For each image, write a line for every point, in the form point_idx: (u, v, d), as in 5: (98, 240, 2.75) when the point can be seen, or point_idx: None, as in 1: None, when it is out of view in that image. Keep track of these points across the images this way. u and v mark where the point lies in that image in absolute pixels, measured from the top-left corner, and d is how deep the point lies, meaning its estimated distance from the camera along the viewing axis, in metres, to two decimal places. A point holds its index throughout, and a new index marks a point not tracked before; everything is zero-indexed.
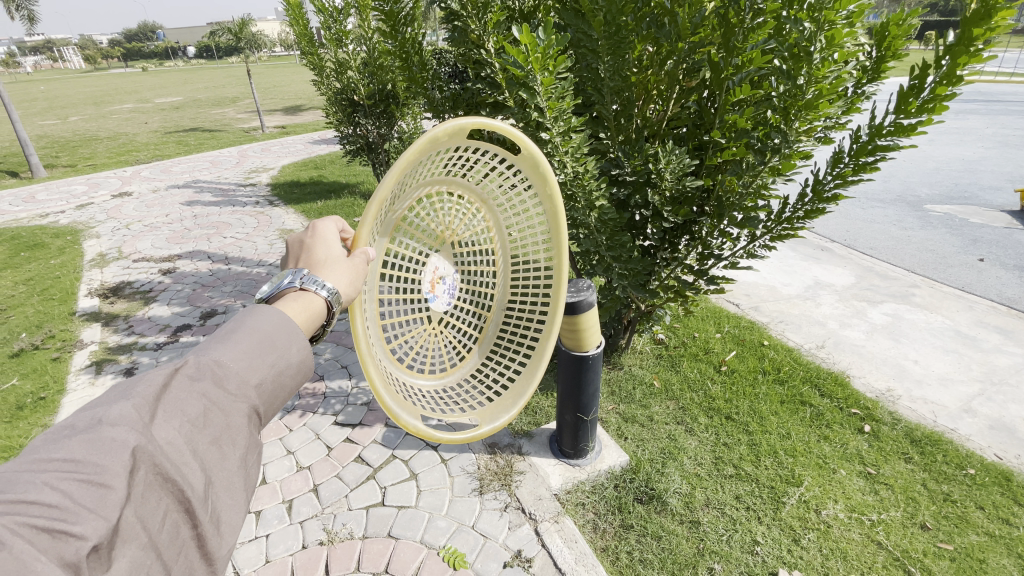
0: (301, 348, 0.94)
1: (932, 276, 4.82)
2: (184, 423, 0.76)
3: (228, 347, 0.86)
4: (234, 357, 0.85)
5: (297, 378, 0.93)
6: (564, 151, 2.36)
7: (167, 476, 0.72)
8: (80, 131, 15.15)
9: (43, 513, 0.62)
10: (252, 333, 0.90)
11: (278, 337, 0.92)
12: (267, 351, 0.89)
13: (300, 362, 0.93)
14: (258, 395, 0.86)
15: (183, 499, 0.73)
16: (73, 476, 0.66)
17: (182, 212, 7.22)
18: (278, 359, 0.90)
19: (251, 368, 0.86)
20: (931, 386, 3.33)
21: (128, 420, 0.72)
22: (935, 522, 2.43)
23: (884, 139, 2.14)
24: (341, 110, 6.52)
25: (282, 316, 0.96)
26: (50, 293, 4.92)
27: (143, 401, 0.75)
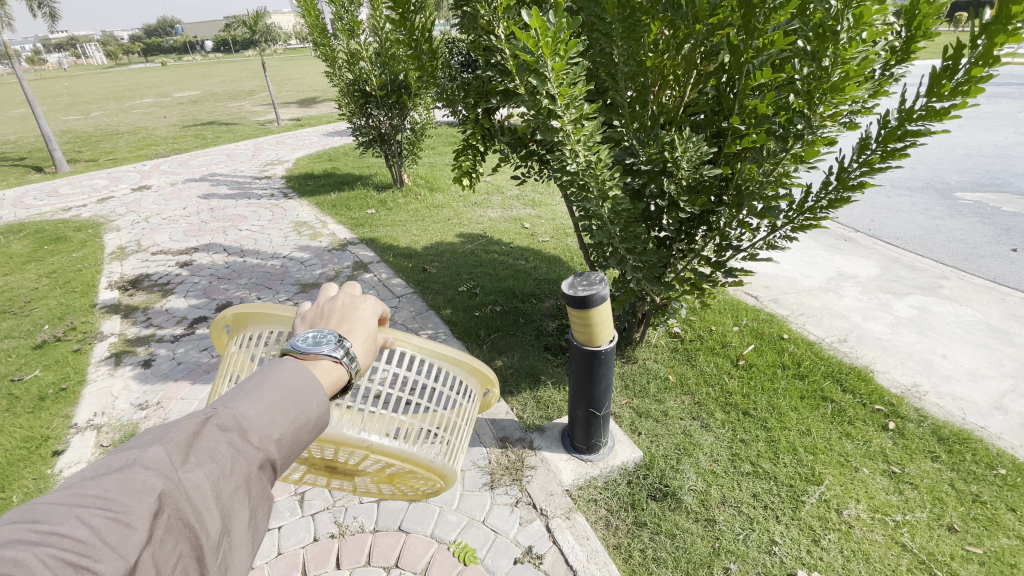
0: (320, 405, 1.00)
1: (961, 267, 4.63)
2: (206, 473, 0.81)
3: (256, 400, 0.92)
4: (260, 409, 0.91)
5: (315, 435, 0.99)
6: (576, 139, 2.30)
7: (186, 520, 0.77)
8: (100, 126, 15.42)
9: (71, 547, 0.67)
10: (277, 390, 0.96)
11: (302, 393, 0.98)
12: (290, 407, 0.95)
13: (316, 420, 0.99)
14: (277, 450, 0.91)
15: (198, 545, 0.77)
16: (105, 513, 0.71)
17: (199, 205, 7.30)
18: (297, 416, 0.95)
19: (275, 423, 0.91)
20: (960, 382, 3.20)
21: (158, 465, 0.78)
22: (963, 524, 2.33)
23: (915, 124, 2.03)
24: (353, 102, 6.42)
25: (308, 372, 1.02)
26: (71, 286, 5.02)
27: (174, 447, 0.81)
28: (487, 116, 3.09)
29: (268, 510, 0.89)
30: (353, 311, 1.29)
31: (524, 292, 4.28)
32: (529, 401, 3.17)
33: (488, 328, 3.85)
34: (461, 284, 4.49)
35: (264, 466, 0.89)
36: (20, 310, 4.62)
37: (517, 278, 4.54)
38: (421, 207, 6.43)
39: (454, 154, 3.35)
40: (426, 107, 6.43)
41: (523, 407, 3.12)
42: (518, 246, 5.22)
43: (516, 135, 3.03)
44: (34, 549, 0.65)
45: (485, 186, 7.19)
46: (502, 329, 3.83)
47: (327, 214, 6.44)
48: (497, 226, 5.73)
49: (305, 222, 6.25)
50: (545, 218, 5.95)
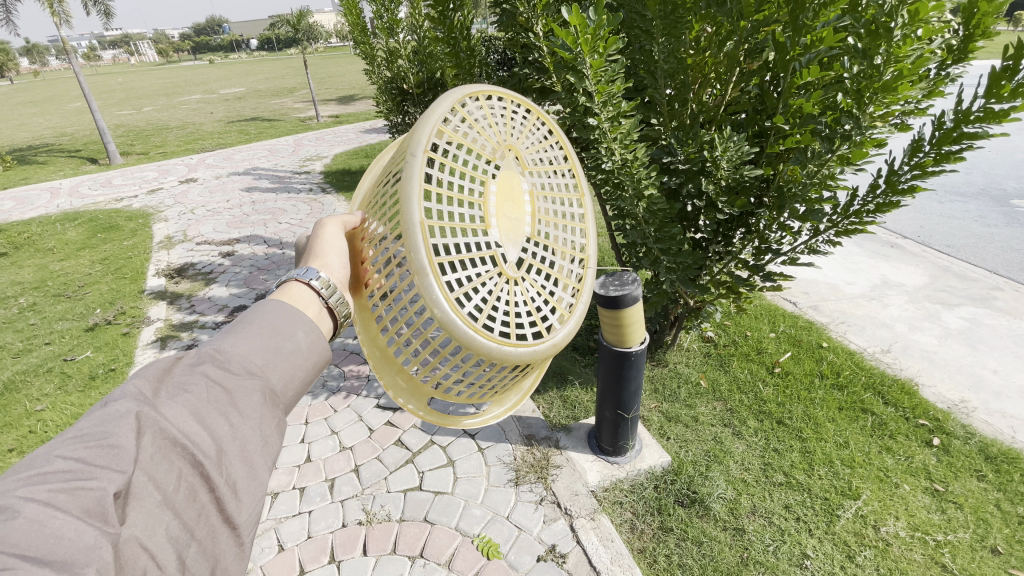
0: (305, 333, 1.03)
1: (1018, 278, 4.38)
2: (185, 399, 0.82)
3: (231, 335, 0.95)
4: (237, 342, 0.93)
5: (307, 359, 1.01)
6: (613, 137, 2.29)
7: (174, 441, 0.78)
8: (152, 121, 16.15)
9: (54, 479, 0.69)
10: (251, 327, 0.98)
11: (279, 324, 1.02)
12: (270, 337, 0.98)
13: (305, 348, 1.01)
14: (265, 373, 0.92)
15: (195, 462, 0.78)
16: (84, 443, 0.72)
17: (242, 198, 7.56)
18: (281, 343, 0.98)
19: (254, 350, 0.94)
20: (1013, 399, 3.03)
21: (131, 396, 0.79)
22: (1008, 546, 2.21)
23: (971, 126, 1.93)
24: (390, 100, 6.52)
25: (281, 308, 1.05)
26: (122, 272, 5.29)
27: (145, 381, 0.82)
28: None
29: (271, 432, 0.89)
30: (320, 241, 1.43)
31: None
32: (556, 399, 3.16)
33: None
34: None
35: (257, 389, 0.90)
36: (75, 295, 4.89)
37: None
38: None
39: None
40: None
41: (550, 405, 3.12)
42: None
43: None
44: (19, 485, 0.67)
45: None
46: None
47: None
48: None
49: None
50: None
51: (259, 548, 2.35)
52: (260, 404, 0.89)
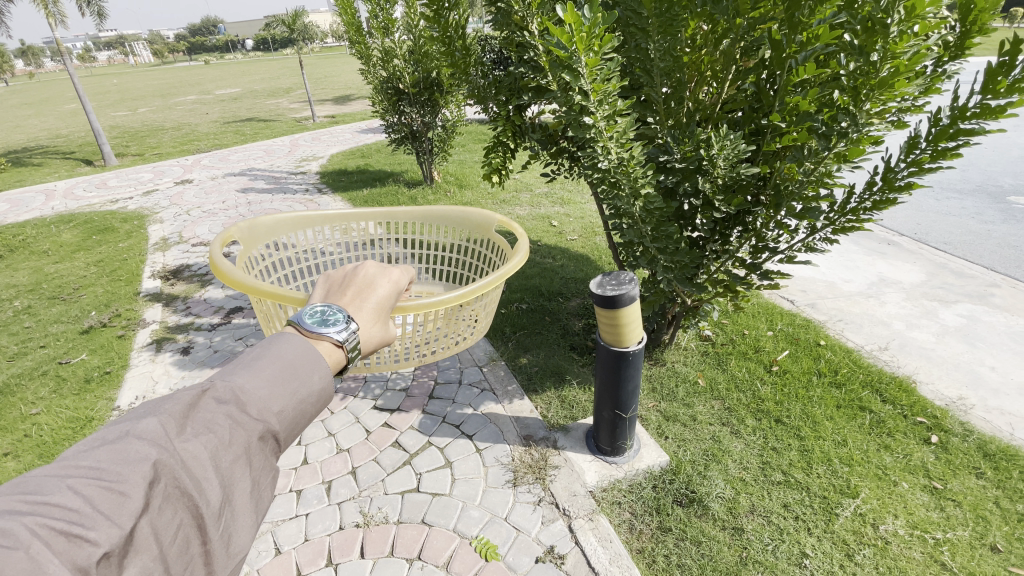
0: (324, 375, 1.03)
1: (1014, 275, 4.38)
2: (201, 444, 0.84)
3: (254, 372, 0.95)
4: (259, 381, 0.94)
5: (320, 405, 1.02)
6: (609, 136, 2.27)
7: (183, 490, 0.80)
8: (147, 122, 16.07)
9: (65, 516, 0.70)
10: (277, 364, 0.99)
11: (303, 364, 1.02)
12: (292, 380, 0.98)
13: (320, 394, 1.02)
14: (279, 420, 0.94)
15: (198, 514, 0.80)
16: (98, 482, 0.74)
17: (238, 199, 7.53)
18: (300, 388, 0.98)
19: (276, 394, 0.95)
20: (1010, 396, 3.03)
21: (152, 435, 0.81)
22: (1007, 544, 2.21)
23: (968, 122, 1.92)
24: (386, 99, 6.50)
25: (305, 345, 1.05)
26: (117, 274, 5.25)
27: (168, 419, 0.84)
28: (519, 113, 3.06)
29: (271, 484, 0.91)
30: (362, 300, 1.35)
31: (551, 291, 4.26)
32: (554, 399, 3.15)
33: (513, 327, 3.85)
34: None
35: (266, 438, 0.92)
36: (70, 297, 4.86)
37: (543, 276, 4.52)
38: (450, 203, 6.47)
39: (484, 150, 3.35)
40: (457, 104, 6.48)
41: (548, 405, 3.11)
42: (546, 244, 5.19)
43: (548, 133, 3.00)
44: (29, 518, 0.68)
45: (513, 183, 7.17)
46: (529, 327, 3.83)
47: (358, 210, 6.54)
48: (525, 224, 5.72)
49: None
50: (574, 216, 5.90)
51: (256, 551, 2.34)
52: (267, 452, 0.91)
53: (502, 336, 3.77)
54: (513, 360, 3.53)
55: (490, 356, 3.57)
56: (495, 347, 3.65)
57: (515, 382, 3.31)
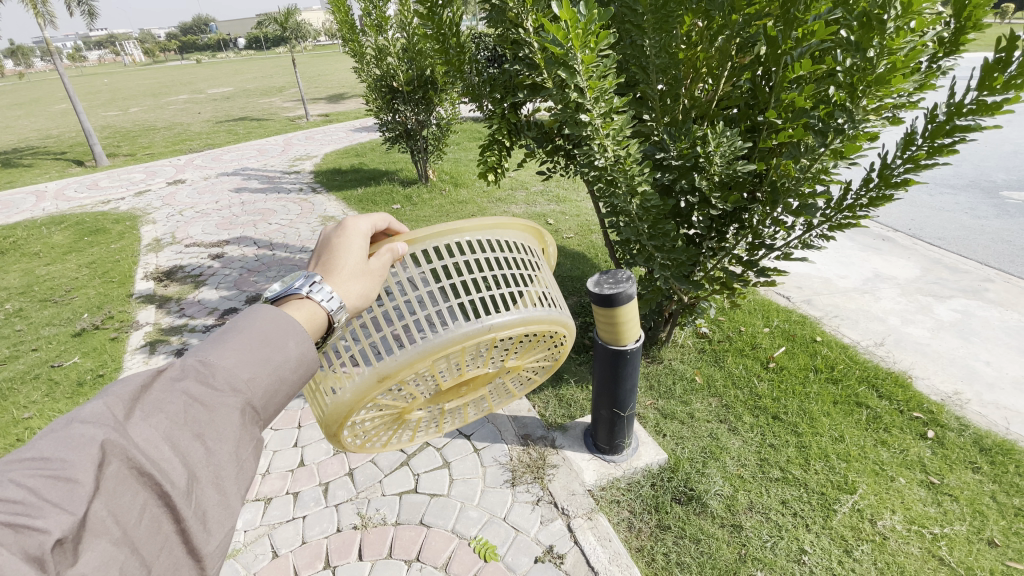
0: (297, 343, 0.97)
1: (1008, 270, 4.41)
2: (157, 424, 0.78)
3: (216, 345, 0.89)
4: (222, 354, 0.88)
5: (297, 371, 0.95)
6: (605, 133, 2.26)
7: (141, 470, 0.75)
8: (138, 122, 15.94)
9: (10, 508, 0.66)
10: (242, 334, 0.92)
11: (271, 333, 0.95)
12: (260, 348, 0.92)
13: (296, 360, 0.95)
14: (248, 391, 0.88)
15: (161, 493, 0.75)
16: (44, 471, 0.70)
17: (231, 199, 7.47)
18: (271, 355, 0.92)
19: (241, 363, 0.88)
20: (1005, 390, 3.04)
21: (100, 418, 0.76)
22: (1004, 538, 2.22)
23: (964, 119, 1.92)
24: (380, 98, 6.46)
25: (274, 314, 0.98)
26: (109, 276, 5.20)
27: (118, 400, 0.79)
28: (514, 111, 3.04)
29: (248, 456, 0.86)
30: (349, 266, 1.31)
31: None
32: (551, 398, 3.14)
33: None
34: None
35: (237, 409, 0.86)
36: (62, 299, 4.81)
37: None
38: (446, 202, 6.44)
39: (480, 148, 3.33)
40: (452, 103, 6.44)
41: (546, 404, 3.10)
42: None
43: (544, 131, 2.98)
44: None
45: (509, 181, 7.15)
46: None
47: (353, 209, 6.50)
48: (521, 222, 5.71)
49: (332, 217, 6.32)
50: (570, 214, 5.89)
51: (253, 555, 2.31)
52: (238, 425, 0.85)
53: None
54: None
55: None
56: None
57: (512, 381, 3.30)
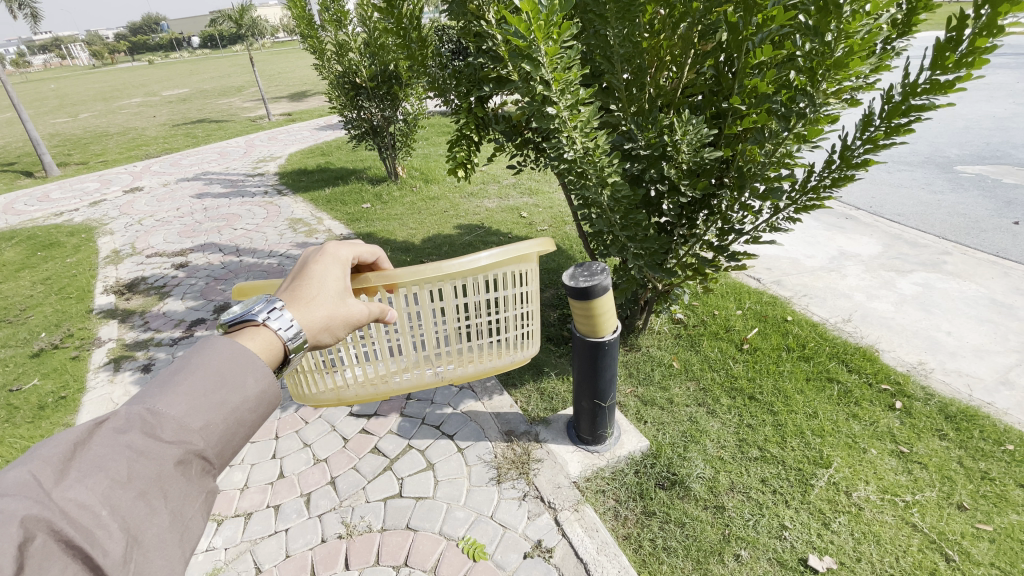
0: (256, 380, 0.99)
1: (964, 242, 4.60)
2: (90, 488, 0.79)
3: (165, 391, 0.89)
4: (170, 401, 0.89)
5: (255, 410, 0.97)
6: (573, 126, 2.25)
7: (69, 541, 0.74)
8: (88, 128, 15.27)
9: None
10: (196, 377, 0.93)
11: (227, 373, 0.96)
12: (216, 389, 0.93)
13: (257, 397, 0.98)
14: (198, 440, 0.89)
15: (91, 565, 0.75)
16: None
17: (193, 205, 7.22)
18: (230, 396, 0.94)
19: (191, 411, 0.89)
20: (966, 358, 3.18)
21: (23, 488, 0.75)
22: (973, 501, 2.31)
23: (919, 98, 1.97)
24: (344, 95, 6.33)
25: (234, 349, 1.00)
26: (66, 292, 4.97)
27: (42, 466, 0.78)
28: (481, 105, 2.99)
29: (192, 512, 0.87)
30: (314, 283, 1.35)
31: None
32: (533, 392, 3.15)
33: None
34: None
35: (183, 460, 0.87)
36: (16, 319, 4.58)
37: None
38: (417, 199, 6.36)
39: (447, 144, 3.30)
40: (418, 97, 6.36)
41: (527, 398, 3.11)
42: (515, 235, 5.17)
43: (512, 125, 2.95)
44: None
45: (480, 175, 7.10)
46: None
47: (322, 210, 6.36)
48: (494, 216, 5.69)
49: (301, 219, 6.16)
50: (543, 206, 5.90)
51: (235, 573, 2.25)
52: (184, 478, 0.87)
53: None
54: None
55: None
56: None
57: (494, 377, 3.30)
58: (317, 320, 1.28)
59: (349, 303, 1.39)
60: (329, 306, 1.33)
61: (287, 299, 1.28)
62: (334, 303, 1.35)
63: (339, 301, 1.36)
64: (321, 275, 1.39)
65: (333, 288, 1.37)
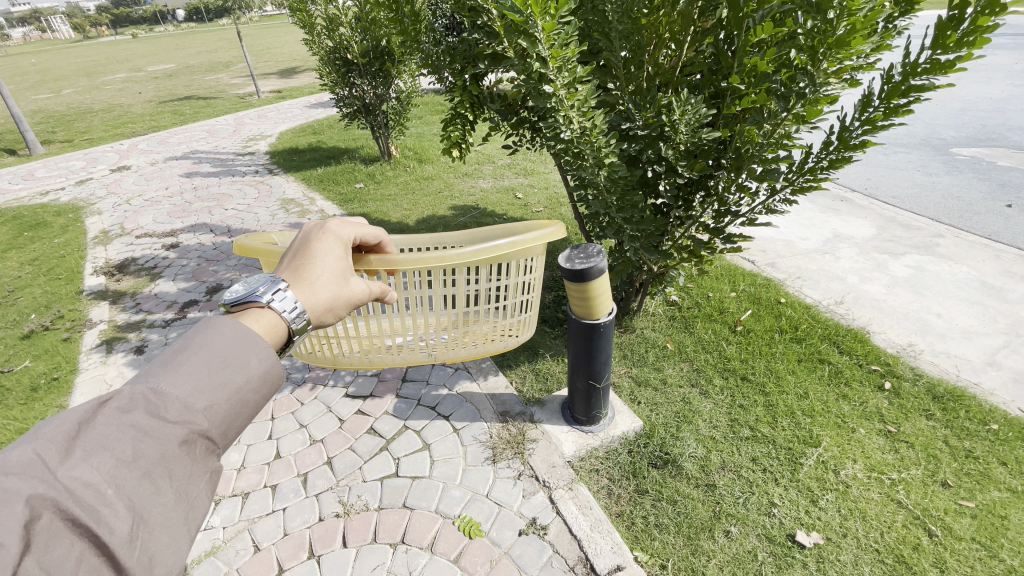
0: (259, 361, 0.98)
1: (957, 225, 4.62)
2: (95, 467, 0.78)
3: (169, 371, 0.89)
4: (173, 381, 0.88)
5: (258, 391, 0.97)
6: (570, 105, 2.21)
7: (75, 520, 0.74)
8: (71, 104, 14.89)
9: None
10: (200, 357, 0.92)
11: (231, 352, 0.96)
12: (218, 369, 0.93)
13: (261, 376, 0.97)
14: (202, 420, 0.89)
15: (99, 543, 0.75)
16: None
17: (183, 185, 7.10)
18: (233, 376, 0.93)
19: (195, 391, 0.89)
20: (955, 340, 3.22)
21: (27, 468, 0.75)
22: (956, 479, 2.37)
23: (919, 78, 1.95)
24: (335, 71, 6.19)
25: (238, 330, 0.99)
26: (55, 273, 4.90)
27: (47, 445, 0.78)
28: (476, 82, 2.94)
29: (198, 491, 0.87)
30: (313, 257, 1.34)
31: None
32: (528, 374, 3.17)
33: None
34: None
35: (187, 440, 0.87)
36: (5, 300, 4.52)
37: None
38: (411, 179, 6.29)
39: (442, 123, 3.25)
40: (411, 75, 6.24)
41: (523, 380, 3.13)
42: (510, 216, 5.14)
43: (507, 104, 2.89)
44: None
45: (475, 155, 7.02)
46: None
47: (314, 190, 6.28)
48: (489, 197, 5.64)
49: (292, 199, 6.08)
50: (539, 187, 5.85)
51: (233, 551, 2.28)
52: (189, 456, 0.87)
53: None
54: None
55: None
56: None
57: (489, 359, 3.30)
58: (322, 300, 1.26)
59: (351, 283, 1.38)
60: (333, 284, 1.32)
61: (290, 279, 1.25)
62: (337, 282, 1.34)
63: (341, 282, 1.35)
64: (323, 254, 1.37)
65: (336, 266, 1.36)
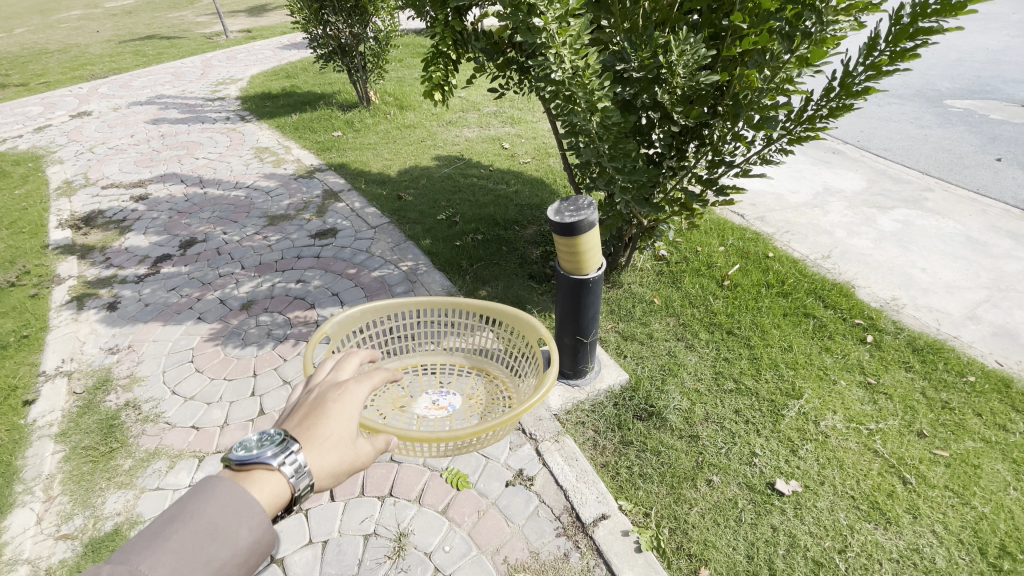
0: (251, 530, 0.89)
1: (946, 178, 4.59)
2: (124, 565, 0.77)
3: (208, 502, 0.88)
4: (206, 513, 0.87)
5: (247, 563, 0.87)
6: (562, 41, 2.07)
7: None
8: (22, 44, 13.82)
9: None
10: (232, 500, 0.90)
11: (221, 521, 0.88)
12: (239, 522, 0.89)
13: (258, 549, 0.89)
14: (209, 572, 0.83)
15: None
16: None
17: (149, 132, 6.70)
18: (239, 540, 0.87)
19: (219, 538, 0.86)
20: (937, 294, 3.25)
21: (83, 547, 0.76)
22: (932, 429, 2.44)
23: (929, 20, 1.84)
24: (307, 7, 5.76)
25: (272, 492, 0.97)
26: (18, 226, 4.65)
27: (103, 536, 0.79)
28: (459, 18, 2.72)
29: None
30: (326, 405, 1.17)
31: (506, 219, 4.13)
32: None
33: (469, 259, 3.72)
34: (439, 211, 4.30)
35: None
36: None
37: (497, 204, 4.36)
38: (392, 127, 6.01)
39: (423, 63, 3.04)
40: (389, 13, 5.84)
41: None
42: (496, 168, 4.97)
43: (492, 43, 2.68)
44: None
45: (459, 102, 6.71)
46: (485, 259, 3.71)
47: (290, 138, 5.98)
48: (473, 147, 5.43)
49: (266, 148, 5.79)
50: (526, 137, 5.64)
51: None
52: None
53: (457, 269, 3.62)
54: (471, 293, 3.43)
55: (447, 291, 3.44)
56: (452, 281, 3.52)
57: None
58: (329, 463, 1.08)
59: (363, 443, 1.17)
60: (343, 447, 1.13)
61: (297, 437, 1.08)
62: (349, 445, 1.14)
63: (351, 442, 1.15)
64: (340, 408, 1.17)
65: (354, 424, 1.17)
